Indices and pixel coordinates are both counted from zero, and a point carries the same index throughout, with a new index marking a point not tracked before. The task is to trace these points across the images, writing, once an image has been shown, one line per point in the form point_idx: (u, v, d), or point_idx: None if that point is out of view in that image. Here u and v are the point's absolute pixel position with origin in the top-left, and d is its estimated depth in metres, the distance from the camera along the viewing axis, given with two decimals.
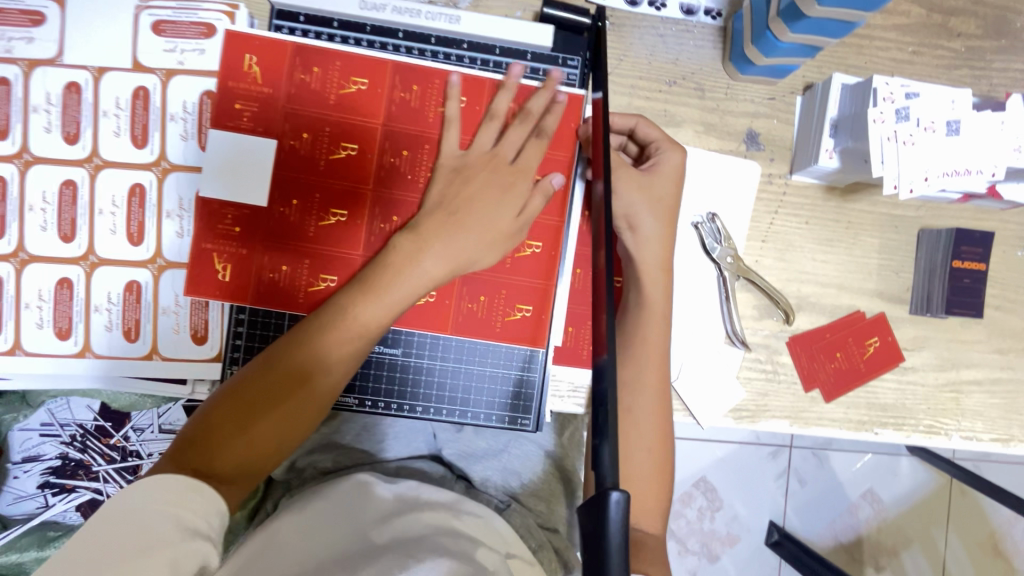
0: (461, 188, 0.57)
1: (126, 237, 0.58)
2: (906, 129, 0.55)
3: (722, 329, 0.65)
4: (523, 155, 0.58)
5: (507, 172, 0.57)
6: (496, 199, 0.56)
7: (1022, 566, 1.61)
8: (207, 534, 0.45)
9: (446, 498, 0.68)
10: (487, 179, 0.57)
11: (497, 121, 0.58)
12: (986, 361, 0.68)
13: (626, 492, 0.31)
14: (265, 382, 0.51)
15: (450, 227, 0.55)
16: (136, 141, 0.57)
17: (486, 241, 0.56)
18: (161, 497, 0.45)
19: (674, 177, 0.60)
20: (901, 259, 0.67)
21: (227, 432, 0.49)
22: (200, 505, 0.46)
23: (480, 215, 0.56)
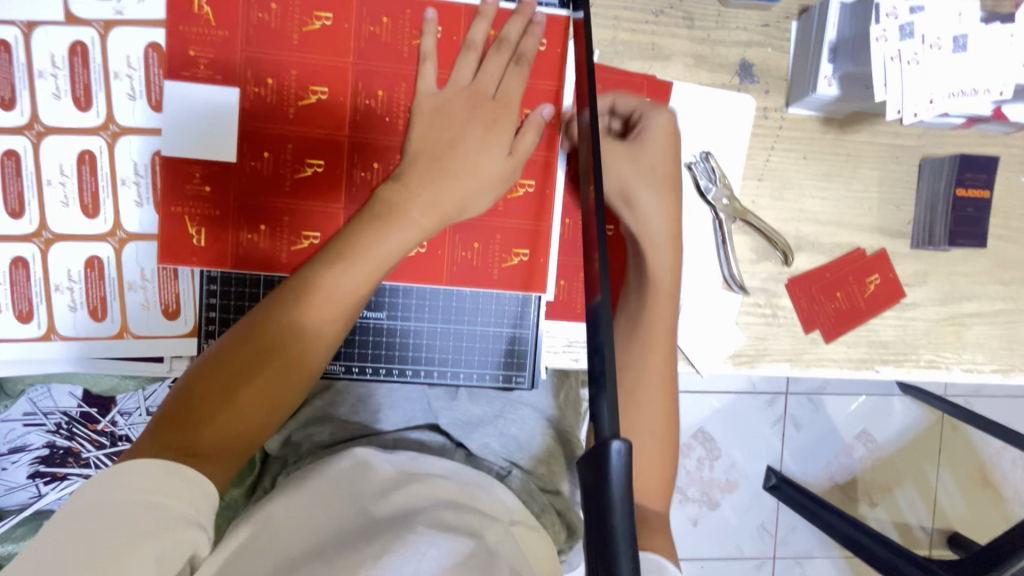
0: (444, 128, 0.52)
1: (81, 210, 0.53)
2: (910, 47, 0.51)
3: (719, 274, 0.63)
4: (505, 84, 0.54)
5: (489, 107, 0.53)
6: (479, 137, 0.53)
7: (1010, 493, 1.66)
8: (196, 519, 0.43)
9: (446, 468, 0.67)
10: (467, 117, 0.53)
11: (475, 51, 0.54)
12: (987, 292, 0.66)
13: (628, 442, 0.29)
14: (247, 349, 0.48)
15: (435, 174, 0.52)
16: (79, 103, 0.53)
17: (473, 183, 0.52)
18: (141, 483, 0.42)
19: (666, 138, 0.56)
20: (902, 191, 0.64)
21: (211, 404, 0.46)
22: (186, 488, 0.43)
23: (464, 155, 0.52)
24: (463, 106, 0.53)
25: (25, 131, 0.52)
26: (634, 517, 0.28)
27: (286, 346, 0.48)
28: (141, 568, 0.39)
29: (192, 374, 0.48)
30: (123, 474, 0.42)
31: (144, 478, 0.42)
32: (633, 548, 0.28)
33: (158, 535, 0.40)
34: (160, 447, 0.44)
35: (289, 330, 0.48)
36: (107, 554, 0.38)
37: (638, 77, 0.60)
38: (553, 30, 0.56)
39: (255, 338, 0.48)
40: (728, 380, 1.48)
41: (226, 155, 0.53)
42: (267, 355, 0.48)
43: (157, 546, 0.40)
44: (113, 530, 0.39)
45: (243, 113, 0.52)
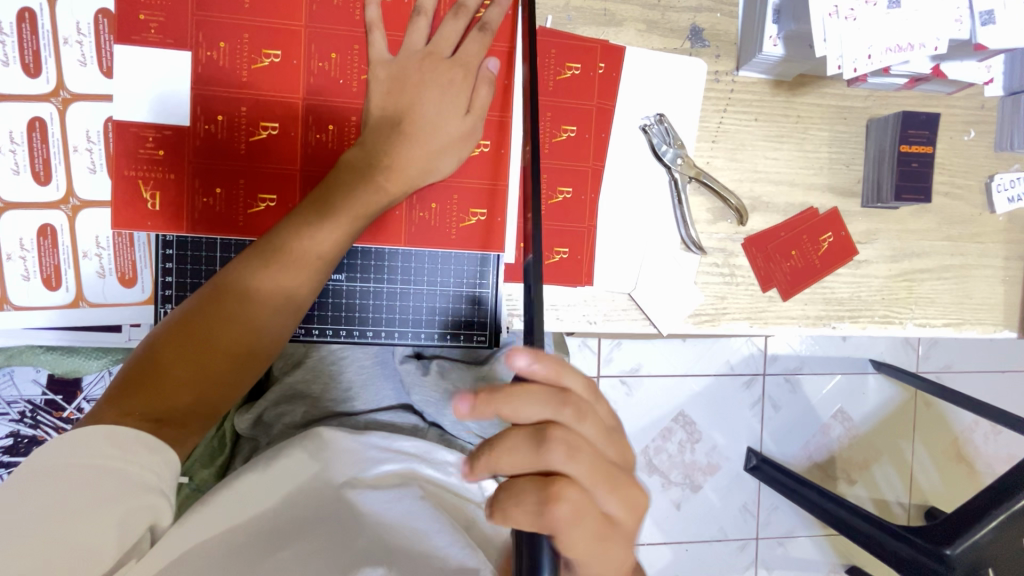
0: (402, 91, 0.54)
1: (33, 178, 0.53)
2: (847, 3, 0.53)
3: (677, 236, 0.64)
4: (463, 48, 0.55)
5: (445, 68, 0.54)
6: (437, 98, 0.54)
7: (983, 467, 1.70)
8: (158, 486, 0.42)
9: (415, 448, 0.65)
10: (424, 77, 0.54)
11: (426, 17, 0.55)
12: (937, 249, 0.69)
13: None
14: (211, 313, 0.48)
15: (398, 140, 0.53)
16: (28, 71, 0.52)
17: (435, 146, 0.54)
18: (94, 448, 0.40)
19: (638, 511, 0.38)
20: (851, 151, 0.66)
21: (175, 369, 0.45)
22: (146, 454, 0.41)
23: (425, 118, 0.54)
24: (418, 68, 0.54)
25: None
26: None
27: (254, 306, 0.49)
28: (100, 538, 0.37)
29: (149, 343, 0.47)
30: (77, 444, 0.40)
31: (96, 446, 0.40)
32: None
33: (121, 501, 0.39)
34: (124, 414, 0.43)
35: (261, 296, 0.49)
36: (64, 522, 0.37)
37: (591, 41, 0.61)
38: None
39: (219, 302, 0.48)
40: (706, 362, 1.50)
41: (179, 121, 0.53)
42: (236, 317, 0.48)
43: (121, 513, 0.39)
44: (69, 500, 0.38)
45: (196, 76, 0.52)
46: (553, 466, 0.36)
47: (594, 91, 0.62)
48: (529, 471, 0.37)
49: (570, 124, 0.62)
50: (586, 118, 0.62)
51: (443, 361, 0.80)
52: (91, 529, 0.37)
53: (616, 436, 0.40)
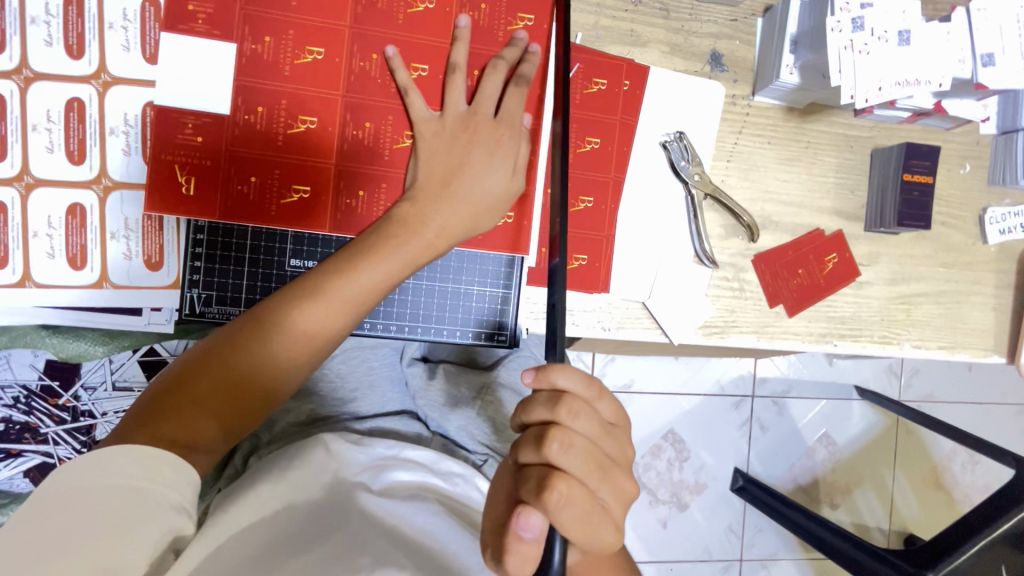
0: (449, 149, 0.56)
1: (66, 157, 0.53)
2: (862, 38, 0.57)
3: (691, 249, 0.67)
4: (504, 106, 0.57)
5: (492, 128, 0.57)
6: (485, 158, 0.56)
7: (961, 497, 1.73)
8: (183, 505, 0.42)
9: (422, 458, 0.67)
10: (472, 138, 0.56)
11: (460, 73, 0.57)
12: (933, 274, 0.72)
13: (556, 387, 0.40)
14: (250, 342, 0.49)
15: (443, 198, 0.55)
16: (71, 51, 0.53)
17: (478, 207, 0.56)
18: (119, 465, 0.41)
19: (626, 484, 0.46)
20: (856, 177, 0.70)
21: (211, 394, 0.47)
22: (168, 472, 0.42)
23: (469, 180, 0.56)
24: (462, 129, 0.56)
25: (12, 75, 0.52)
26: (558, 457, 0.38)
27: (292, 344, 0.50)
28: (132, 554, 0.38)
29: (190, 357, 0.49)
30: (108, 459, 0.41)
31: (129, 460, 0.41)
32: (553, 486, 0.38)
33: (149, 517, 0.40)
34: (159, 434, 0.44)
35: (297, 337, 0.50)
36: (93, 541, 0.37)
37: (618, 59, 0.64)
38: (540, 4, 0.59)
39: (258, 331, 0.49)
40: (698, 381, 1.52)
41: (218, 111, 0.54)
42: (271, 351, 0.49)
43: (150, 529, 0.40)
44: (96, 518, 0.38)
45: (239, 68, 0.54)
46: (552, 460, 0.41)
47: (618, 106, 0.65)
48: (536, 465, 0.42)
49: (593, 136, 0.65)
50: (610, 132, 0.65)
51: (452, 367, 0.81)
52: (121, 545, 0.38)
53: (611, 431, 0.45)
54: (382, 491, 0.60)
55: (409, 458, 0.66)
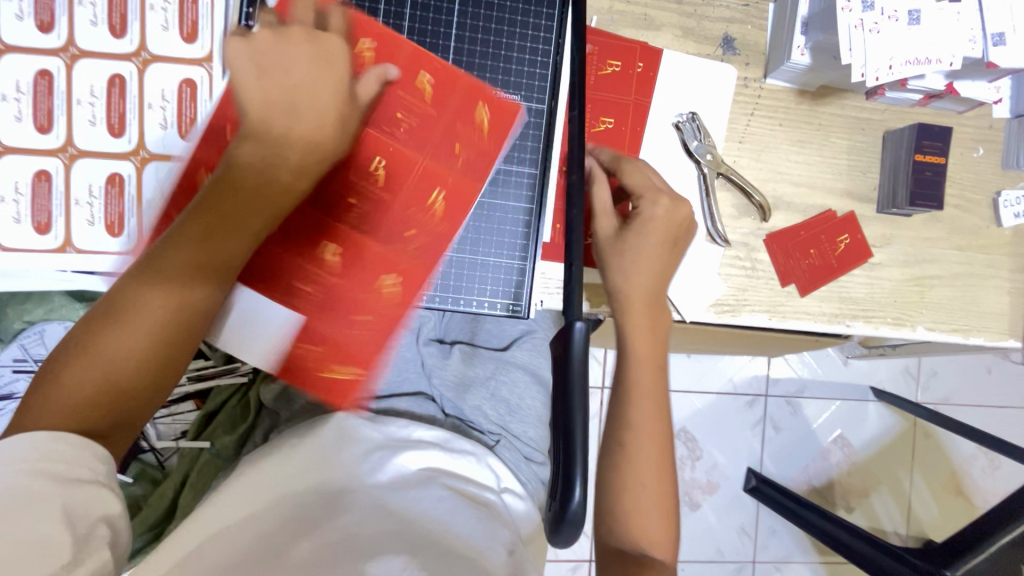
0: (309, 64, 0.51)
1: (107, 129, 0.56)
2: (871, 17, 0.58)
3: (703, 227, 0.68)
4: (328, 26, 0.54)
5: (298, 39, 0.51)
6: (307, 71, 0.51)
7: (981, 502, 1.70)
8: (97, 479, 0.43)
9: (434, 437, 0.67)
10: (301, 51, 0.51)
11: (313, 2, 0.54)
12: (946, 257, 0.72)
13: (587, 321, 0.41)
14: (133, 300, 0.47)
15: (278, 121, 0.50)
16: (114, 31, 0.56)
17: (306, 121, 0.51)
18: (24, 453, 0.41)
19: (660, 228, 0.61)
20: (868, 160, 0.70)
21: (106, 371, 0.46)
22: (75, 450, 0.43)
23: (281, 91, 0.50)
24: (314, 93, 0.51)
25: (60, 52, 0.56)
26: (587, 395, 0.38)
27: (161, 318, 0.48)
28: (49, 525, 0.39)
29: (71, 337, 0.48)
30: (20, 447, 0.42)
31: (37, 446, 0.42)
32: (584, 410, 0.38)
33: (57, 494, 0.40)
34: (79, 418, 0.45)
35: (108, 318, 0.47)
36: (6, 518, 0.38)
37: (631, 41, 0.66)
38: None
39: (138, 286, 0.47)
40: (709, 378, 1.52)
41: (222, 106, 0.57)
42: (149, 308, 0.47)
43: (60, 502, 0.40)
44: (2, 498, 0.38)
45: None
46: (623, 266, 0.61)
47: (631, 87, 0.66)
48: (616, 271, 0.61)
49: (608, 116, 0.66)
50: (623, 111, 0.66)
51: (466, 346, 0.84)
52: (32, 520, 0.38)
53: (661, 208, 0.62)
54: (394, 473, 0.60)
55: (422, 438, 0.67)
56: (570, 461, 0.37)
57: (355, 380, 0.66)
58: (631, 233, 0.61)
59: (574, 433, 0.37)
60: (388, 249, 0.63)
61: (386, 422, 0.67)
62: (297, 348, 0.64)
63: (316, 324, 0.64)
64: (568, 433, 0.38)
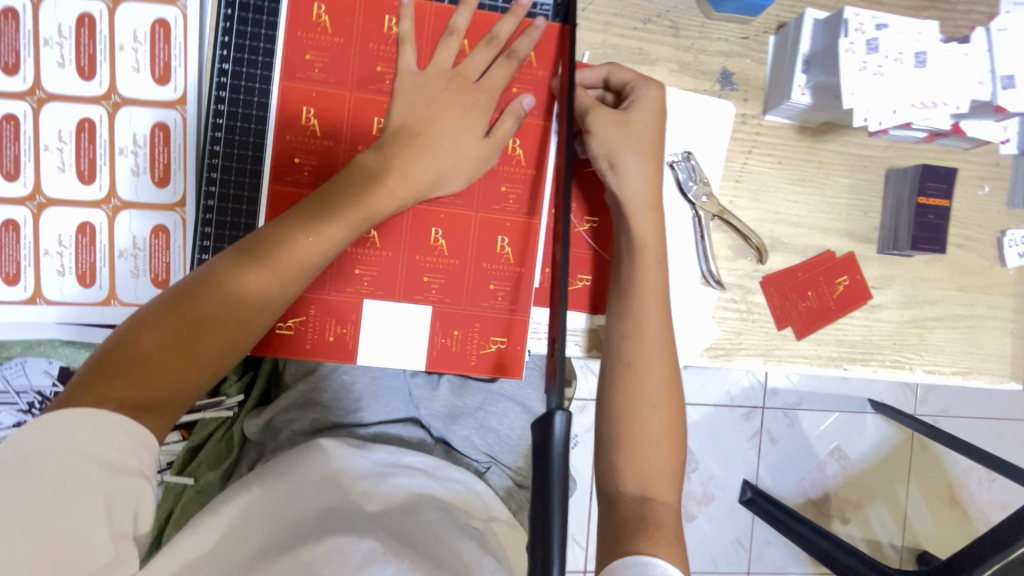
0: (426, 104, 0.57)
1: (76, 176, 0.54)
2: (876, 60, 0.55)
3: (697, 270, 0.66)
4: (488, 74, 0.59)
5: (446, 76, 0.58)
6: (456, 118, 0.58)
7: (977, 513, 1.69)
8: (139, 469, 0.43)
9: (423, 463, 0.73)
10: (449, 95, 0.58)
11: (457, 37, 0.58)
12: (948, 298, 0.70)
13: (567, 411, 0.39)
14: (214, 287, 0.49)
15: (412, 149, 0.56)
16: (82, 72, 0.54)
17: (448, 158, 0.57)
18: (79, 432, 0.41)
19: (654, 111, 0.59)
20: (869, 199, 0.68)
21: (179, 339, 0.46)
22: (124, 439, 0.43)
23: (440, 133, 0.57)
24: (444, 87, 0.58)
25: (26, 96, 0.53)
26: (568, 490, 0.37)
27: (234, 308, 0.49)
28: (92, 516, 0.40)
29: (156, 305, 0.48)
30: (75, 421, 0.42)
31: (86, 427, 0.41)
32: (564, 505, 0.36)
33: (104, 485, 0.41)
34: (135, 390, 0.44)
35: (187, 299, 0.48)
36: (60, 504, 0.38)
37: None
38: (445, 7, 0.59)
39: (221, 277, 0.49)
40: (706, 391, 1.51)
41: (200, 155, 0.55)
42: (228, 300, 0.49)
43: (103, 495, 0.40)
44: (49, 480, 0.39)
45: (245, 95, 0.55)
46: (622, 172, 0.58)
47: None
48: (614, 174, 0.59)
49: None
50: None
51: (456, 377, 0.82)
52: (76, 513, 0.39)
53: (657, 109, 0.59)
54: (383, 493, 0.65)
55: (411, 463, 0.72)
56: (546, 566, 0.35)
57: (515, 346, 0.63)
58: (630, 120, 0.58)
59: (553, 533, 0.36)
60: (491, 215, 0.62)
61: (375, 448, 0.72)
62: (437, 340, 0.62)
63: (449, 310, 0.62)
64: (546, 534, 0.36)
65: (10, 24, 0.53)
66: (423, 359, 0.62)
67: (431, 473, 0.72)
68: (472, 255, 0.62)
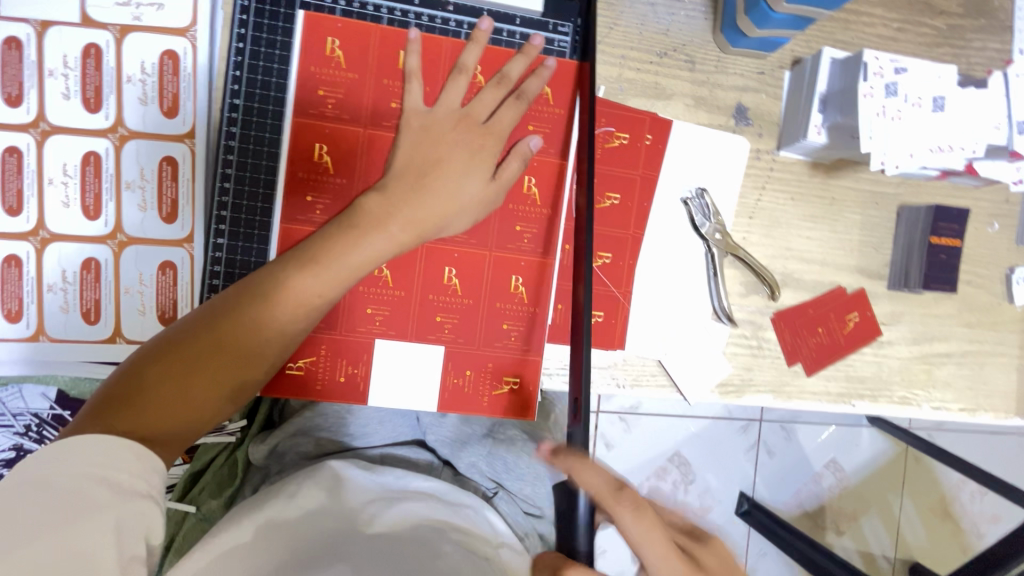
0: (431, 145, 0.56)
1: (82, 211, 0.53)
2: (894, 105, 0.55)
3: (709, 306, 0.65)
4: (497, 115, 0.58)
5: (454, 118, 0.57)
6: (462, 158, 0.57)
7: (969, 526, 1.71)
8: (149, 494, 0.42)
9: (431, 488, 0.72)
10: (456, 137, 0.57)
11: (466, 75, 0.57)
12: (957, 334, 0.70)
13: None
14: (236, 315, 0.48)
15: (416, 191, 0.55)
16: (88, 105, 0.52)
17: (454, 201, 0.56)
18: (91, 456, 0.40)
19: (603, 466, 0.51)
20: (881, 235, 0.68)
21: (199, 365, 0.46)
22: (136, 463, 0.42)
23: (447, 176, 0.56)
24: (451, 127, 0.57)
25: (29, 128, 0.52)
26: None
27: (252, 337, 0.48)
28: (99, 539, 0.38)
29: (172, 333, 0.47)
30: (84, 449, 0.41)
31: (98, 451, 0.41)
32: None
33: (112, 506, 0.39)
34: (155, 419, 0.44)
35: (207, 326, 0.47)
36: (60, 525, 0.37)
37: (640, 113, 0.63)
38: (455, 45, 0.58)
39: (245, 305, 0.48)
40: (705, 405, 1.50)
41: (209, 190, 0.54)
42: (247, 330, 0.48)
43: (111, 517, 0.39)
44: (60, 500, 0.38)
45: (256, 131, 0.55)
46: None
47: (640, 161, 0.63)
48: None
49: (614, 192, 0.64)
50: (630, 188, 0.64)
51: None
52: (81, 536, 0.38)
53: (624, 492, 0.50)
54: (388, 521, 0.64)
55: (418, 489, 0.71)
56: None
57: (528, 387, 0.63)
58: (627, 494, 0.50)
59: None
60: (505, 254, 0.61)
61: (383, 471, 0.72)
62: (449, 381, 0.62)
63: (462, 350, 0.62)
64: None
65: (14, 55, 0.51)
66: (435, 401, 0.62)
67: (438, 498, 0.71)
68: (486, 295, 0.61)
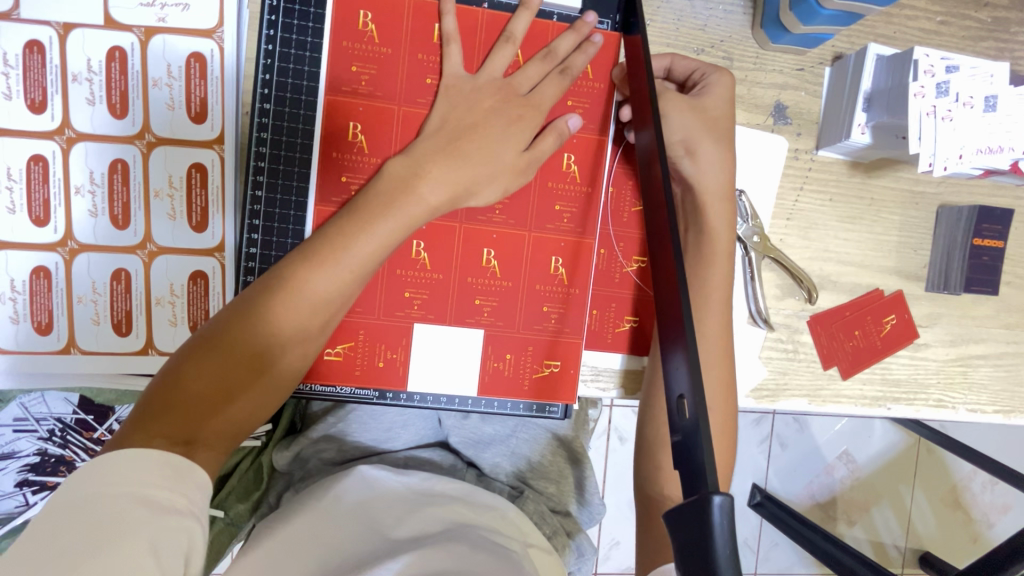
0: (468, 113, 0.53)
1: (110, 221, 0.52)
2: (944, 104, 0.54)
3: (745, 309, 0.64)
4: (540, 89, 0.55)
5: (492, 87, 0.54)
6: (501, 127, 0.53)
7: (980, 515, 1.72)
8: (191, 511, 0.38)
9: (458, 490, 0.70)
10: (495, 106, 0.54)
11: (512, 43, 0.55)
12: (994, 335, 0.69)
13: (728, 495, 0.31)
14: (268, 302, 0.44)
15: (448, 154, 0.52)
16: (114, 110, 0.51)
17: (487, 169, 0.53)
18: (122, 474, 0.36)
19: (727, 97, 0.56)
20: (920, 236, 0.67)
21: (234, 362, 0.42)
22: (168, 479, 0.37)
23: (480, 140, 0.53)
24: (492, 96, 0.54)
25: (55, 135, 0.50)
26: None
27: (284, 326, 0.45)
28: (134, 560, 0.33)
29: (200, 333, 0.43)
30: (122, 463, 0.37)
31: (130, 468, 0.37)
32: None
33: (147, 524, 0.35)
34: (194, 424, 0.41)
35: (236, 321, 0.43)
36: (92, 547, 0.33)
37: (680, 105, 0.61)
38: (498, 17, 0.56)
39: (273, 293, 0.44)
40: None
41: (241, 197, 0.53)
42: (275, 322, 0.44)
43: (146, 536, 0.35)
44: (92, 526, 0.34)
45: (287, 136, 0.53)
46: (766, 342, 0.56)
47: None
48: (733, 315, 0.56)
49: None
50: None
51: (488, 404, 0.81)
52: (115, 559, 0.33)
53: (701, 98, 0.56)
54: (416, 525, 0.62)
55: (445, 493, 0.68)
56: None
57: (569, 369, 0.62)
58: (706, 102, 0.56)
59: None
60: (545, 234, 0.60)
61: (411, 472, 0.70)
62: (490, 364, 0.61)
63: (502, 334, 0.61)
64: None
65: (37, 58, 0.49)
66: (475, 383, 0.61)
67: (463, 499, 0.68)
68: (525, 277, 0.60)
